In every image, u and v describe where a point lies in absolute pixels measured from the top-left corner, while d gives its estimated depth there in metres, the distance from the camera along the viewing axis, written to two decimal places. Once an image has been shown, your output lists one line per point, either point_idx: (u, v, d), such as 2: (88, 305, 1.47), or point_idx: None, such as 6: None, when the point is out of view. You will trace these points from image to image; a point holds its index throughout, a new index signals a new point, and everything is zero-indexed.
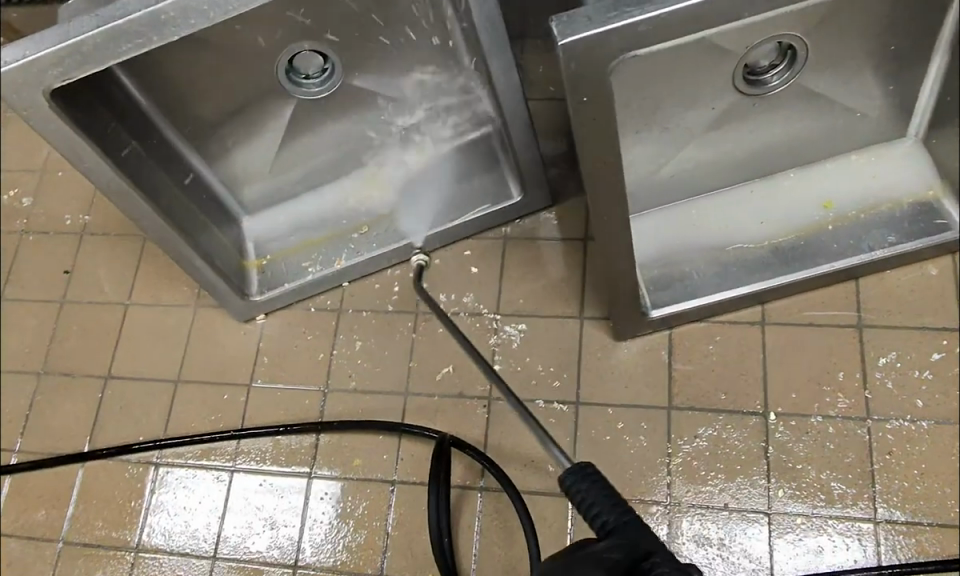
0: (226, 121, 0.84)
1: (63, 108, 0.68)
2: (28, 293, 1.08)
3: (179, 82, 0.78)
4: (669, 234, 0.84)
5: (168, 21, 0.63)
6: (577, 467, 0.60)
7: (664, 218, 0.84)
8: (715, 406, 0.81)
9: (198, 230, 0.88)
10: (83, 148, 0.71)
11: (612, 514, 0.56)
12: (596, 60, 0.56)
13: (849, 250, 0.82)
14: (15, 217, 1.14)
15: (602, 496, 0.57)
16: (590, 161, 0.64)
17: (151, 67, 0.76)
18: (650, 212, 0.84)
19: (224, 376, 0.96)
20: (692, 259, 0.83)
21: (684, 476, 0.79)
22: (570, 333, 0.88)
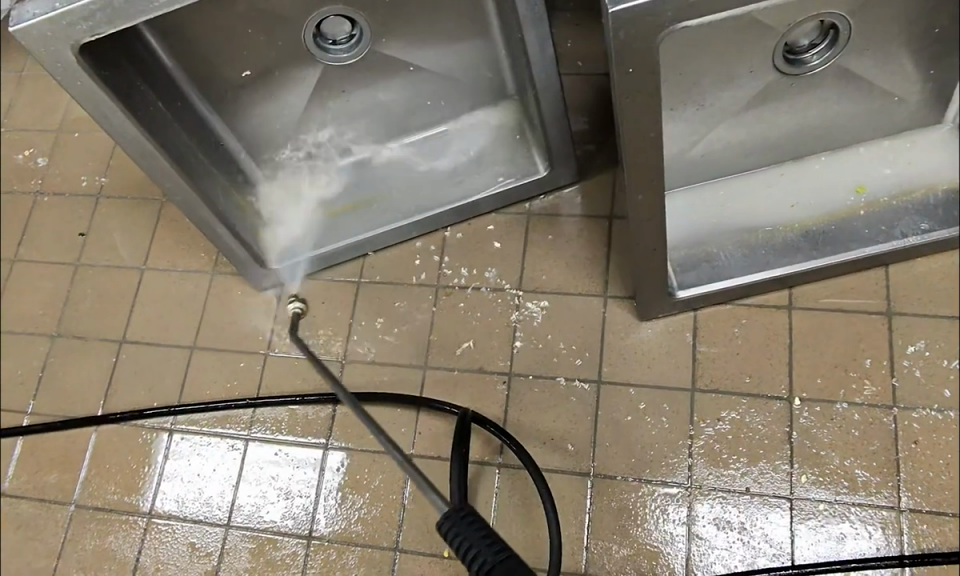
0: (251, 85, 0.83)
1: (91, 65, 0.67)
2: (42, 255, 1.07)
3: (206, 42, 0.76)
4: (698, 214, 0.82)
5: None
6: (453, 511, 0.60)
7: (694, 197, 0.83)
8: (739, 389, 0.80)
9: (219, 195, 0.87)
10: (110, 107, 0.70)
11: (487, 553, 0.57)
12: (644, 31, 0.55)
13: (881, 236, 0.81)
14: (31, 177, 1.12)
15: (474, 533, 0.58)
16: (629, 136, 0.63)
17: (178, 27, 0.74)
18: (679, 191, 0.83)
19: (240, 344, 0.95)
20: (720, 240, 0.82)
21: (706, 459, 0.78)
22: (593, 312, 0.87)
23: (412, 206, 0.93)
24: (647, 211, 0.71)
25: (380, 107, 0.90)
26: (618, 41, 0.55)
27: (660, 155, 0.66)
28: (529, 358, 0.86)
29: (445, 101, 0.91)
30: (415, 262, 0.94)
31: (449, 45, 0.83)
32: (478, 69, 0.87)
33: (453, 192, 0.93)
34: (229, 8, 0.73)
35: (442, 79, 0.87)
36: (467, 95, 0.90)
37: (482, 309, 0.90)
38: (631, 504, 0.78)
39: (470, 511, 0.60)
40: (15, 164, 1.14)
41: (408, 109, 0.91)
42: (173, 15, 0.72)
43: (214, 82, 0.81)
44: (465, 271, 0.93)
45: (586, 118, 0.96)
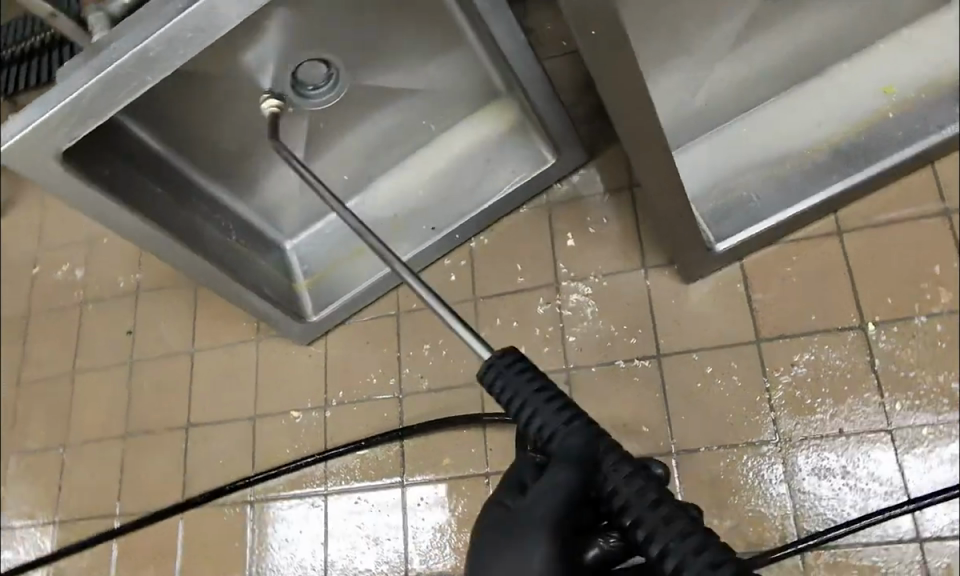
0: (247, 153, 0.83)
1: (83, 171, 0.69)
2: (98, 361, 1.10)
3: (189, 122, 0.77)
4: (721, 159, 0.79)
5: (156, 56, 0.60)
6: (501, 357, 0.50)
7: (714, 144, 0.79)
8: (806, 329, 0.76)
9: (243, 266, 0.88)
10: (111, 207, 0.71)
11: (548, 416, 0.47)
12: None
13: (917, 134, 0.76)
14: (73, 290, 1.16)
15: (529, 388, 0.48)
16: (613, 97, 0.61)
17: (161, 118, 0.75)
18: (699, 140, 0.79)
19: (299, 403, 0.95)
20: (749, 181, 0.78)
21: (790, 409, 0.74)
22: (636, 287, 0.83)
23: (431, 227, 0.92)
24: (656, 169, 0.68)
25: (374, 142, 0.89)
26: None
27: (653, 109, 0.63)
28: (582, 349, 0.83)
29: (437, 117, 0.89)
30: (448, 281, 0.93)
31: (428, 65, 0.82)
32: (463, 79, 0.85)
33: (467, 204, 0.92)
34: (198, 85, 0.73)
35: (428, 97, 0.86)
36: (458, 106, 0.89)
37: (525, 311, 0.88)
38: (722, 474, 0.74)
39: (525, 364, 0.50)
40: (57, 281, 1.18)
41: (401, 135, 0.90)
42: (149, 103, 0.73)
43: (210, 157, 0.82)
44: (499, 278, 0.90)
45: (584, 95, 0.93)
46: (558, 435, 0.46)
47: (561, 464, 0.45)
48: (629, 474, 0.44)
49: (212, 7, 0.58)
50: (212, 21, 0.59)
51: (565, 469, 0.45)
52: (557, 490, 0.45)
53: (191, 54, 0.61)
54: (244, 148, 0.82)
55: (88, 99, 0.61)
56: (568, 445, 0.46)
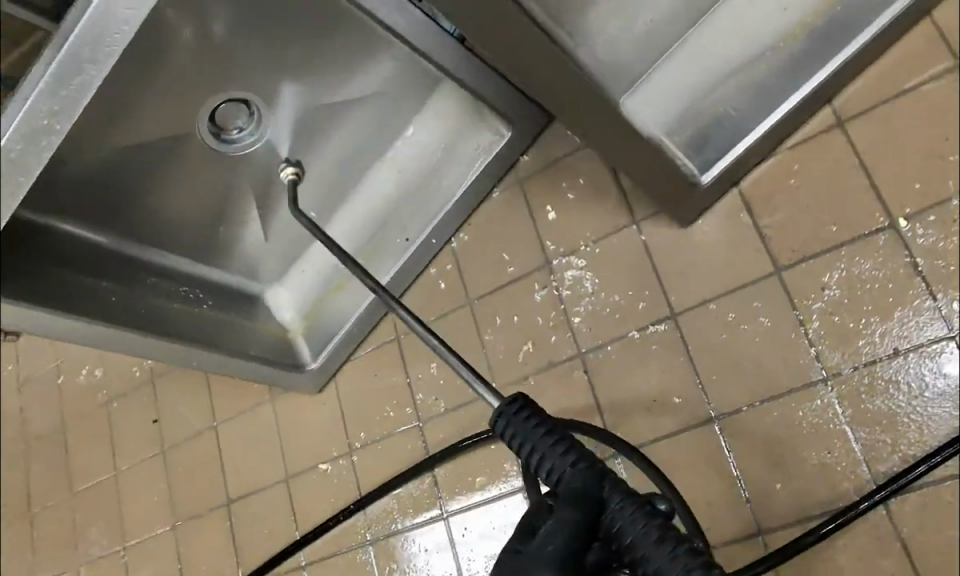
0: (179, 213, 0.83)
1: (27, 299, 0.65)
2: (134, 456, 1.08)
3: (111, 195, 0.77)
4: (688, 78, 0.67)
5: (19, 156, 0.56)
6: (512, 404, 0.47)
7: (676, 63, 0.67)
8: (828, 244, 0.65)
9: (224, 334, 0.85)
10: (71, 321, 0.67)
11: (556, 460, 0.44)
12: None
13: None
14: (97, 391, 1.15)
15: (537, 433, 0.45)
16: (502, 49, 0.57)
17: (78, 200, 0.75)
18: (660, 64, 0.67)
19: (326, 454, 0.90)
20: (722, 94, 0.67)
21: (833, 340, 0.63)
22: (632, 246, 0.74)
23: (402, 238, 0.87)
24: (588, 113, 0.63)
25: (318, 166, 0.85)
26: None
27: (552, 55, 0.57)
28: (591, 328, 0.75)
29: (381, 125, 0.84)
30: (439, 289, 0.86)
31: (356, 78, 0.76)
32: (392, 81, 0.78)
33: (433, 206, 0.86)
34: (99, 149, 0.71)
35: (364, 105, 0.81)
36: (398, 108, 0.82)
37: (523, 302, 0.80)
38: (773, 430, 0.64)
39: (533, 408, 0.47)
40: (82, 386, 1.17)
41: (350, 153, 0.85)
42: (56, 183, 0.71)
43: (144, 230, 0.82)
44: (489, 272, 0.83)
45: None
46: (565, 478, 0.43)
47: (567, 506, 0.42)
48: (634, 509, 0.41)
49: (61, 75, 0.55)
50: (65, 100, 0.55)
51: (570, 511, 0.41)
52: (559, 532, 0.41)
53: (56, 142, 0.56)
54: (175, 208, 0.82)
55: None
56: (573, 485, 0.42)
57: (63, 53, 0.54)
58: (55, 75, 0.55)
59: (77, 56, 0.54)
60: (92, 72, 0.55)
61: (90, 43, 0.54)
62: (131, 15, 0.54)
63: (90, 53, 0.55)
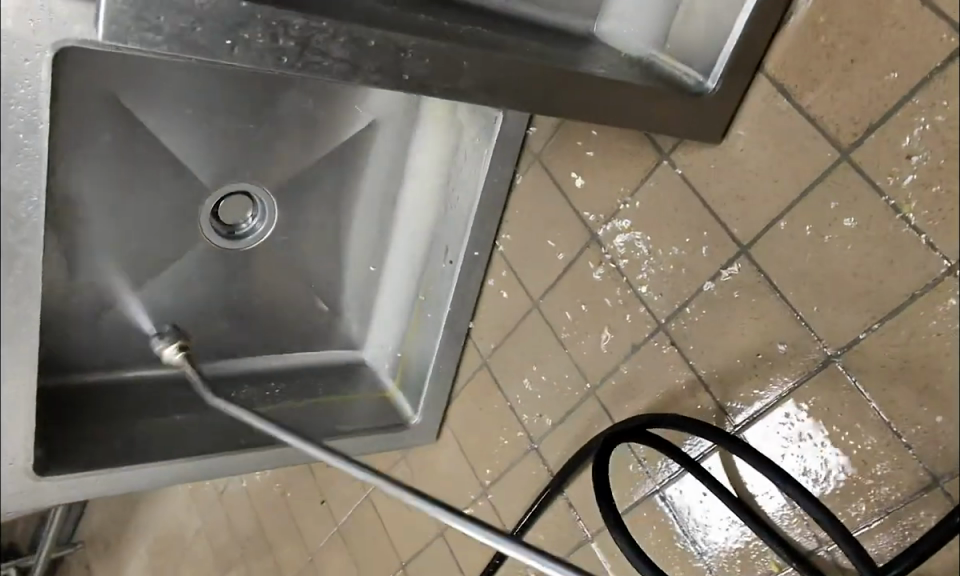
0: (244, 314, 0.83)
1: (68, 467, 0.65)
2: (317, 541, 1.10)
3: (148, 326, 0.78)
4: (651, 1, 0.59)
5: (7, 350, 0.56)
6: None
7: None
8: (896, 98, 0.48)
9: (314, 420, 0.82)
10: (121, 471, 0.68)
11: None
12: (206, 6, 0.37)
13: None
14: (274, 486, 1.20)
15: None
16: (426, 90, 0.44)
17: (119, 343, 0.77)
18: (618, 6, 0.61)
19: (463, 497, 0.85)
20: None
21: (946, 217, 0.47)
22: (673, 187, 0.62)
23: (446, 261, 0.80)
24: (554, 98, 0.50)
25: (345, 218, 0.83)
26: (171, 32, 0.37)
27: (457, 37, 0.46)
28: (662, 293, 0.63)
29: (390, 155, 0.79)
30: (505, 300, 0.78)
31: (340, 119, 0.75)
32: (382, 108, 0.76)
33: (457, 217, 0.78)
34: (138, 288, 0.75)
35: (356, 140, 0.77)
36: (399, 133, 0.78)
37: (584, 287, 0.70)
38: (911, 353, 0.49)
39: None
40: (262, 484, 1.23)
41: (372, 192, 0.82)
42: (96, 330, 0.74)
43: (215, 339, 0.82)
44: (542, 265, 0.74)
45: None
46: None
47: None
48: None
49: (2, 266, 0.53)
50: (17, 288, 0.54)
51: None
52: None
53: (34, 330, 0.56)
54: (237, 311, 0.83)
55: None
56: None
57: None
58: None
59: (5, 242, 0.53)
60: (29, 251, 0.54)
61: (11, 227, 0.53)
62: (34, 188, 0.52)
63: (16, 235, 0.53)
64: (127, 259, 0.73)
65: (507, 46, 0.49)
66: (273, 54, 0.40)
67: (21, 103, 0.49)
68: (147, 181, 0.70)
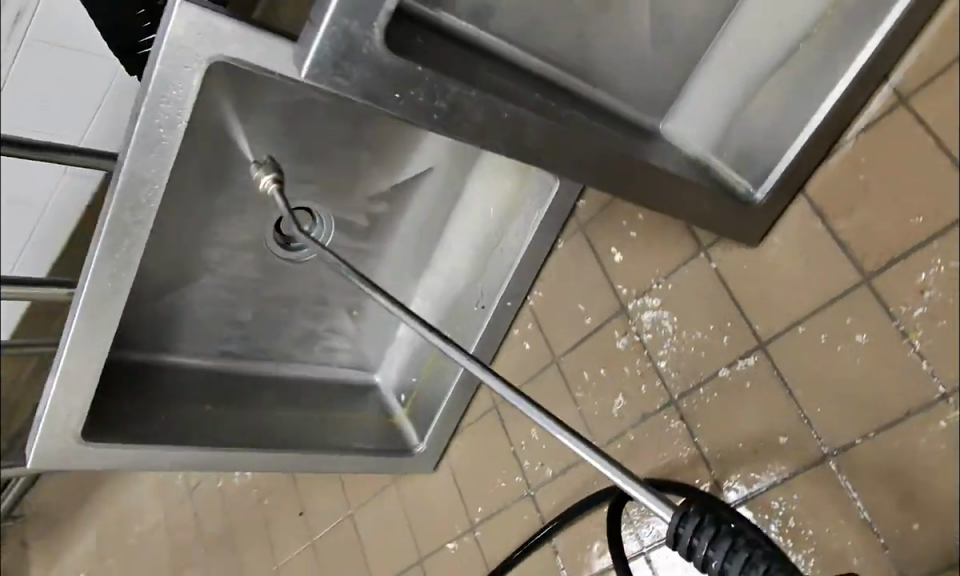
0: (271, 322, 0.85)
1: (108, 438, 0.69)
2: (290, 551, 1.12)
3: (190, 321, 0.80)
4: (713, 109, 0.64)
5: (98, 315, 0.61)
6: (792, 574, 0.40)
7: (694, 102, 0.65)
8: (919, 238, 0.56)
9: (329, 429, 0.87)
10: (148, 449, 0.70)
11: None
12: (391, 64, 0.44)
13: None
14: (255, 491, 1.22)
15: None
16: (535, 160, 0.51)
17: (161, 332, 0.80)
18: (676, 107, 0.66)
19: (449, 531, 0.89)
20: (762, 110, 0.62)
21: (946, 349, 0.54)
22: (706, 277, 0.69)
23: (480, 299, 0.85)
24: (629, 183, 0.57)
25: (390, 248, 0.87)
26: (356, 80, 0.44)
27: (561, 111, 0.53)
28: (680, 370, 0.70)
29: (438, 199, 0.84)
30: (527, 350, 0.84)
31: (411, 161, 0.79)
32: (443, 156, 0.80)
33: (498, 263, 0.84)
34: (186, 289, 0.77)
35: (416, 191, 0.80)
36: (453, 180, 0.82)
37: (606, 351, 0.76)
38: (897, 459, 0.56)
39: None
40: (240, 486, 1.25)
41: (415, 231, 0.86)
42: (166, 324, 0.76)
43: (241, 339, 0.85)
44: (568, 326, 0.80)
45: None
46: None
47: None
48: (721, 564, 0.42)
49: (112, 241, 0.58)
50: (120, 262, 0.59)
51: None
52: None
53: (121, 303, 0.61)
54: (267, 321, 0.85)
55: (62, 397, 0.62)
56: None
57: (107, 223, 0.57)
58: (108, 242, 0.58)
59: (120, 221, 0.57)
60: (137, 232, 0.58)
61: (129, 209, 0.57)
62: (156, 178, 0.57)
63: (132, 216, 0.58)
64: (178, 261, 0.74)
65: (601, 133, 0.56)
66: (426, 112, 0.46)
67: (171, 103, 0.54)
68: (222, 194, 0.72)
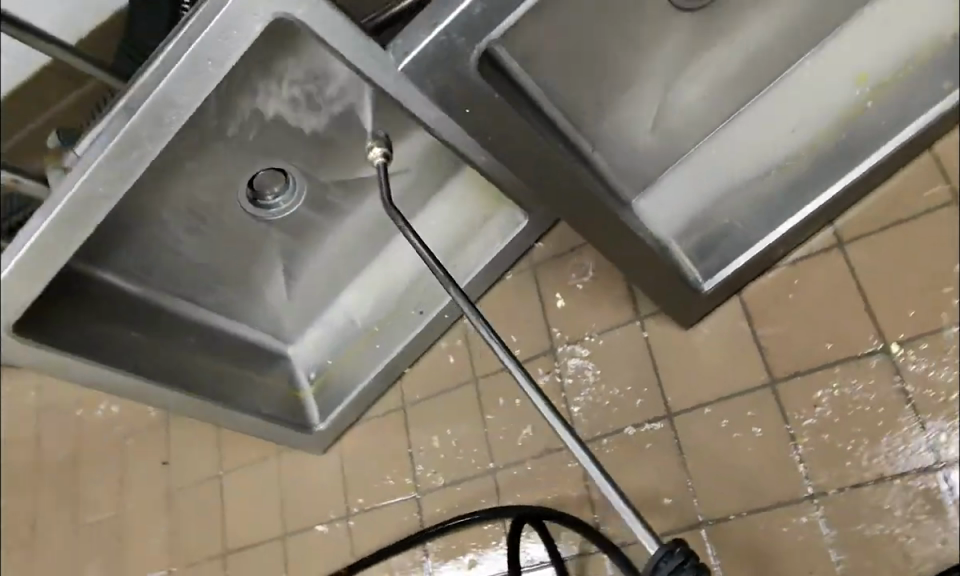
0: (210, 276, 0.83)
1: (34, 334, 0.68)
2: (140, 498, 1.09)
3: (139, 257, 0.77)
4: (689, 198, 0.71)
5: (78, 213, 0.61)
6: None
7: (673, 186, 0.71)
8: (824, 361, 0.67)
9: (237, 386, 0.88)
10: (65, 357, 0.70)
11: None
12: None
13: (896, 127, 0.68)
14: (115, 429, 1.17)
15: None
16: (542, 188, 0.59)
17: None
18: (654, 186, 0.71)
19: (322, 513, 0.91)
20: (728, 209, 0.71)
21: (822, 457, 0.64)
22: (635, 343, 0.76)
23: (422, 300, 0.89)
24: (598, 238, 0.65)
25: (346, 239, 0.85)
26: None
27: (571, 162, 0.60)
28: (591, 419, 0.76)
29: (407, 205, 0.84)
30: (449, 363, 0.89)
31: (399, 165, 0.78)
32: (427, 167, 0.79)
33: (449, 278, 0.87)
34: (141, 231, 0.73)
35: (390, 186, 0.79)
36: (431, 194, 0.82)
37: None
38: (758, 539, 0.65)
39: None
40: (99, 419, 1.20)
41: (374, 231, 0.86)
42: (125, 245, 0.74)
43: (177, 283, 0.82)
44: (496, 350, 0.86)
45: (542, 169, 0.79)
46: None
47: None
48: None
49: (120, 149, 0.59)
50: (120, 170, 0.60)
51: None
52: None
53: (104, 208, 0.61)
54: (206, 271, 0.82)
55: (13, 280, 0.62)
56: None
57: (124, 131, 0.58)
58: (115, 150, 0.59)
59: (137, 133, 0.58)
60: (147, 148, 0.59)
61: (149, 124, 0.58)
62: (186, 104, 0.58)
63: (149, 132, 0.59)
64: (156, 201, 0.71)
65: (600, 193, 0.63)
66: None
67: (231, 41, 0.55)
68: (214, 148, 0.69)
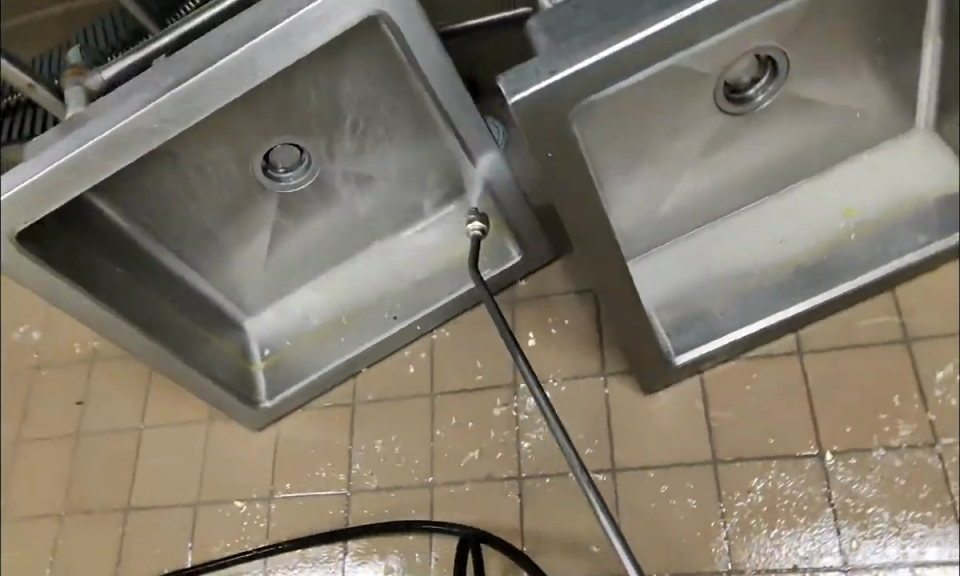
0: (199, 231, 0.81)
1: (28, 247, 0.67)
2: (38, 432, 1.03)
3: (143, 191, 0.75)
4: (679, 274, 0.77)
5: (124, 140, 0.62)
6: None
7: (664, 260, 0.77)
8: (765, 453, 0.74)
9: (194, 345, 0.86)
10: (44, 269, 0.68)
11: None
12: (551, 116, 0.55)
13: (870, 263, 0.76)
14: (21, 354, 1.09)
15: None
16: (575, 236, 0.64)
17: None
18: (649, 254, 0.77)
19: (244, 489, 0.90)
20: (713, 295, 0.77)
21: (745, 539, 0.71)
22: (596, 396, 0.81)
23: (401, 307, 0.90)
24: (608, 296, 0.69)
25: (345, 224, 0.87)
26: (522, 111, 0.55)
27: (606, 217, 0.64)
28: (538, 458, 0.82)
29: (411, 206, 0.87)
30: (408, 371, 0.91)
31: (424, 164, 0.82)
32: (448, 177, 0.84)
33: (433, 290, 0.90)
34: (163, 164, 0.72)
35: None
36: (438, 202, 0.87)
37: (482, 409, 0.86)
38: None
39: None
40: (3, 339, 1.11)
41: (373, 224, 0.88)
42: (135, 181, 0.73)
43: (165, 226, 0.79)
44: (458, 371, 0.89)
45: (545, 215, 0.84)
46: None
47: None
48: None
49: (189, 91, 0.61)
50: (180, 112, 0.62)
51: None
52: None
53: (151, 143, 0.63)
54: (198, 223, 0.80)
55: (35, 186, 0.63)
56: None
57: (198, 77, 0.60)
58: (183, 92, 0.61)
59: (209, 81, 0.61)
60: (214, 98, 0.62)
61: (224, 76, 0.61)
62: (266, 68, 0.62)
63: (220, 84, 0.61)
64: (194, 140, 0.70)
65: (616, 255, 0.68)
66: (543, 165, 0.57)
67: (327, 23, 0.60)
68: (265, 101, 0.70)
